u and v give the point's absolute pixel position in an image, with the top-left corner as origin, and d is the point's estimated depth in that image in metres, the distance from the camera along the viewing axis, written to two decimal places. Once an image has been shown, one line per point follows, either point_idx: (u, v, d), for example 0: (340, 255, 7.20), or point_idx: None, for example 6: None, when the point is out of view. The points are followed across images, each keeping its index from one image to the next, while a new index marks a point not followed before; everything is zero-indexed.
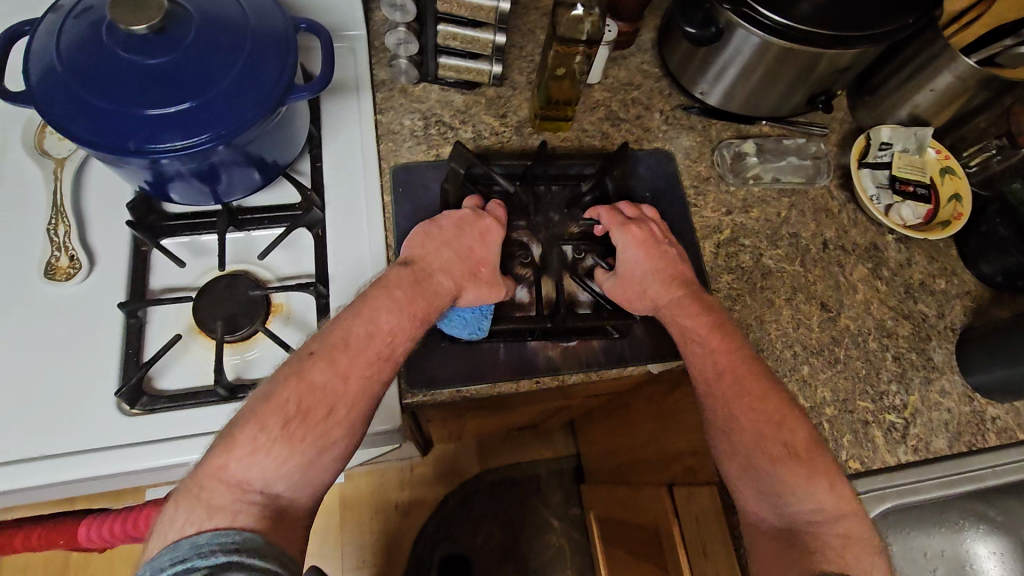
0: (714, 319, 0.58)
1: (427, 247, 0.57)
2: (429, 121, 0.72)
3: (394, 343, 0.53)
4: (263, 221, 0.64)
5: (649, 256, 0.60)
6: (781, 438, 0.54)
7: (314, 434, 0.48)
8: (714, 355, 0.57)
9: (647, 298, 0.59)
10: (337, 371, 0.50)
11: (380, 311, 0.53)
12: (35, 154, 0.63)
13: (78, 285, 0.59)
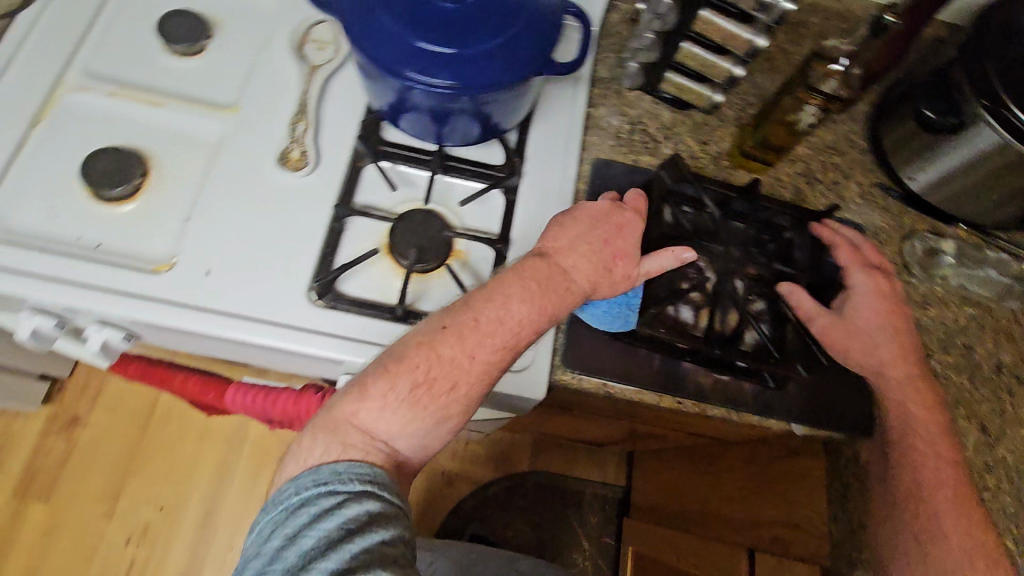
0: (931, 395, 0.61)
1: (564, 244, 0.58)
2: (636, 127, 0.74)
3: (518, 333, 0.54)
4: (465, 172, 0.68)
5: (885, 301, 0.63)
6: (961, 520, 0.57)
7: (438, 401, 0.51)
8: (919, 430, 0.60)
9: (869, 346, 0.62)
10: (466, 346, 0.52)
11: (512, 299, 0.54)
12: (296, 56, 0.70)
13: (303, 178, 0.65)
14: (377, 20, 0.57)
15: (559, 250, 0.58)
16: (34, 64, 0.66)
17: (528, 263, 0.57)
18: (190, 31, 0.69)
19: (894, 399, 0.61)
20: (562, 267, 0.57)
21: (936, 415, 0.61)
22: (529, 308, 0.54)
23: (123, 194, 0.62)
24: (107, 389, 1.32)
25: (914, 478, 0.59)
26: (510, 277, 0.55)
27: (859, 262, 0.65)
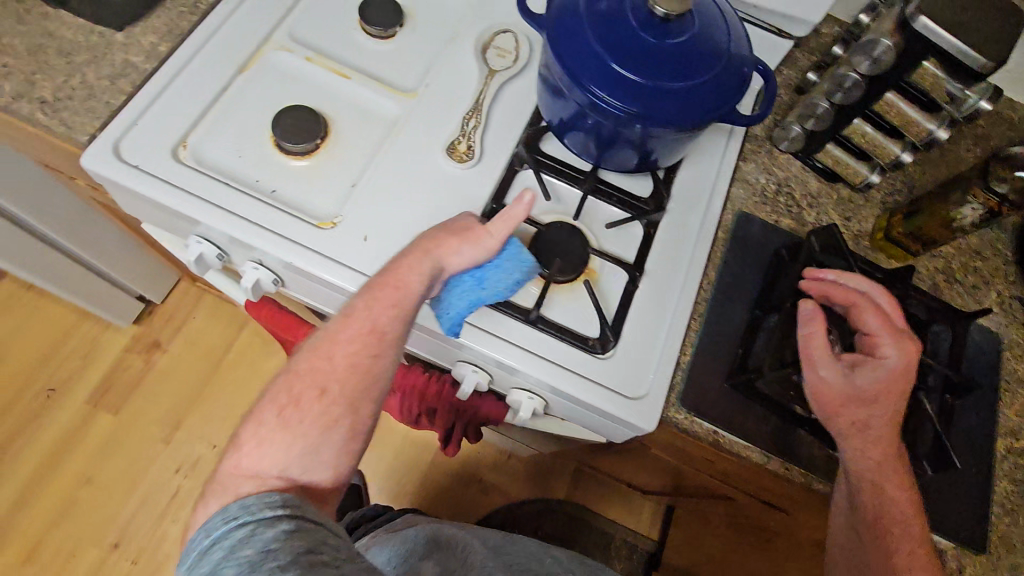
0: (908, 477, 0.58)
1: (455, 241, 0.59)
2: (782, 190, 0.75)
3: (398, 306, 0.56)
4: (612, 198, 0.70)
5: (902, 377, 0.56)
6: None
7: (319, 412, 0.54)
8: (903, 513, 0.57)
9: (869, 434, 0.56)
10: (338, 342, 0.56)
11: (386, 297, 0.56)
12: (478, 59, 0.75)
13: (464, 170, 0.69)
14: (581, 36, 0.60)
15: (449, 232, 0.60)
16: (249, 18, 0.71)
17: (384, 286, 0.57)
18: (389, 17, 0.75)
19: (852, 466, 0.57)
20: (455, 240, 0.59)
21: (898, 472, 0.57)
22: (392, 305, 0.57)
23: (304, 150, 0.67)
24: (190, 324, 1.39)
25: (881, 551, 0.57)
26: (372, 287, 0.57)
27: (890, 332, 0.57)
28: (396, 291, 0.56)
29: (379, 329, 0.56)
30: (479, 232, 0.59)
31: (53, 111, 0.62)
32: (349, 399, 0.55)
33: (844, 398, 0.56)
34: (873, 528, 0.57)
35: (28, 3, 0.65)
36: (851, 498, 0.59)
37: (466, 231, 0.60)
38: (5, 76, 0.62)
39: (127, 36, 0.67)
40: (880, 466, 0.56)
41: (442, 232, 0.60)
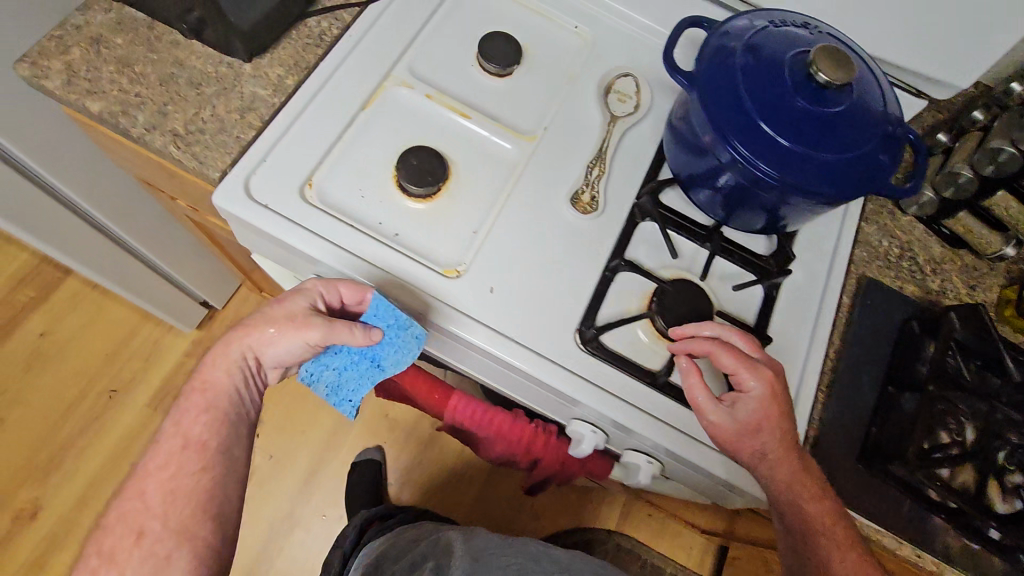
0: (818, 485, 0.57)
1: (264, 314, 0.61)
2: (905, 254, 0.73)
3: (193, 442, 0.60)
4: (735, 256, 0.69)
5: (773, 404, 0.57)
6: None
7: (145, 555, 0.55)
8: (835, 543, 0.57)
9: (752, 441, 0.57)
10: (151, 508, 0.57)
11: (184, 458, 0.60)
12: (599, 104, 0.73)
13: (587, 221, 0.68)
14: (733, 92, 0.59)
15: (268, 311, 0.61)
16: (371, 52, 0.70)
17: (223, 353, 0.61)
18: (509, 55, 0.73)
19: (786, 495, 0.57)
20: (258, 326, 0.61)
21: (815, 487, 0.57)
22: (280, 343, 0.60)
23: (427, 192, 0.66)
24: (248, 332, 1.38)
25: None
26: (184, 397, 0.62)
27: (738, 358, 0.58)
28: (228, 347, 0.61)
29: (196, 440, 0.61)
30: (313, 322, 0.59)
31: (185, 145, 0.61)
32: (174, 531, 0.57)
33: (737, 431, 0.57)
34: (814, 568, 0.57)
35: (160, 30, 0.64)
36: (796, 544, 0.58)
37: (281, 301, 0.61)
38: (139, 107, 0.61)
39: (254, 68, 0.65)
40: (796, 499, 0.57)
41: (272, 305, 0.61)
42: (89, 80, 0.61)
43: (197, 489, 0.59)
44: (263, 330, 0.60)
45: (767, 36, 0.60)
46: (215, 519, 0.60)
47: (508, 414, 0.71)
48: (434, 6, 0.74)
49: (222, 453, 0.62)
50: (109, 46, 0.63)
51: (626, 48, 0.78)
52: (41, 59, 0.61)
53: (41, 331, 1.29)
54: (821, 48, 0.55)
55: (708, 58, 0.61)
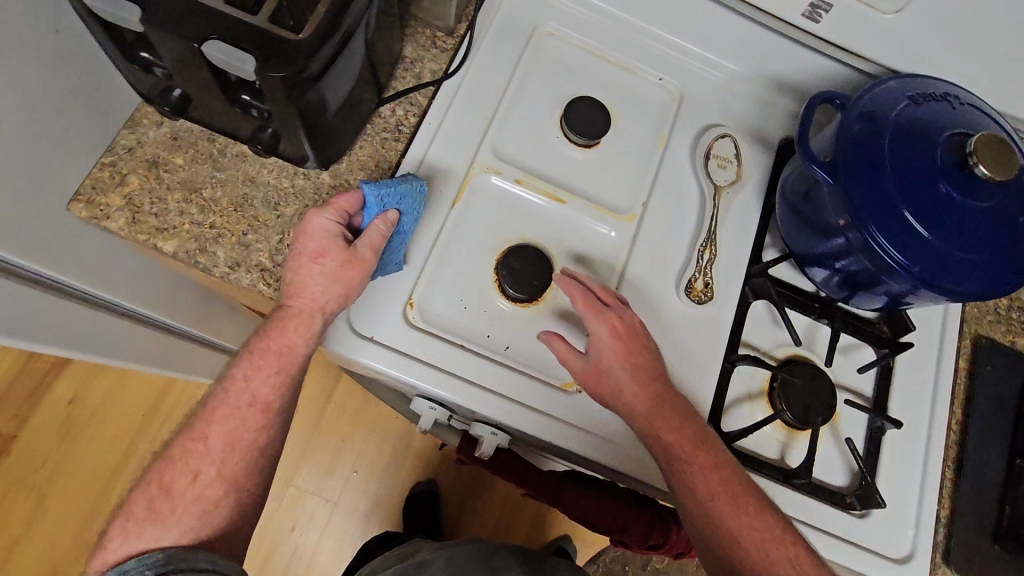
0: (677, 411, 0.55)
1: (315, 265, 0.51)
2: (1015, 305, 0.70)
3: (260, 401, 0.54)
4: (850, 329, 0.66)
5: (619, 344, 0.55)
6: (784, 560, 0.53)
7: (194, 498, 0.53)
8: (701, 474, 0.54)
9: (618, 391, 0.55)
10: (211, 453, 0.54)
11: (248, 415, 0.54)
12: (699, 171, 0.68)
13: (701, 311, 0.64)
14: (876, 175, 0.54)
15: (317, 267, 0.51)
16: (453, 138, 0.63)
17: (291, 311, 0.52)
18: (598, 124, 0.66)
19: (651, 435, 0.55)
20: (313, 268, 0.51)
21: (672, 415, 0.55)
22: (344, 288, 0.52)
23: (530, 298, 0.61)
24: None
25: (720, 528, 0.54)
26: (252, 354, 0.54)
27: (593, 308, 0.56)
28: (307, 300, 0.52)
29: (262, 400, 0.55)
30: (363, 255, 0.52)
31: (274, 280, 0.55)
32: (226, 480, 0.54)
33: (596, 381, 0.56)
34: (695, 507, 0.55)
35: (223, 142, 0.57)
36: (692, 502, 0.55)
37: (322, 256, 0.51)
38: (217, 241, 0.54)
39: (333, 176, 0.59)
40: (657, 438, 0.55)
41: (307, 256, 0.52)
42: (156, 215, 0.54)
43: (252, 458, 0.55)
44: (328, 284, 0.51)
45: (909, 114, 0.55)
46: (260, 471, 0.56)
47: (622, 501, 0.71)
48: (510, 73, 0.67)
49: (281, 417, 0.56)
50: (170, 169, 0.55)
51: (716, 100, 0.72)
52: (97, 195, 0.53)
53: (70, 398, 1.18)
54: (984, 136, 0.51)
55: (848, 134, 0.55)
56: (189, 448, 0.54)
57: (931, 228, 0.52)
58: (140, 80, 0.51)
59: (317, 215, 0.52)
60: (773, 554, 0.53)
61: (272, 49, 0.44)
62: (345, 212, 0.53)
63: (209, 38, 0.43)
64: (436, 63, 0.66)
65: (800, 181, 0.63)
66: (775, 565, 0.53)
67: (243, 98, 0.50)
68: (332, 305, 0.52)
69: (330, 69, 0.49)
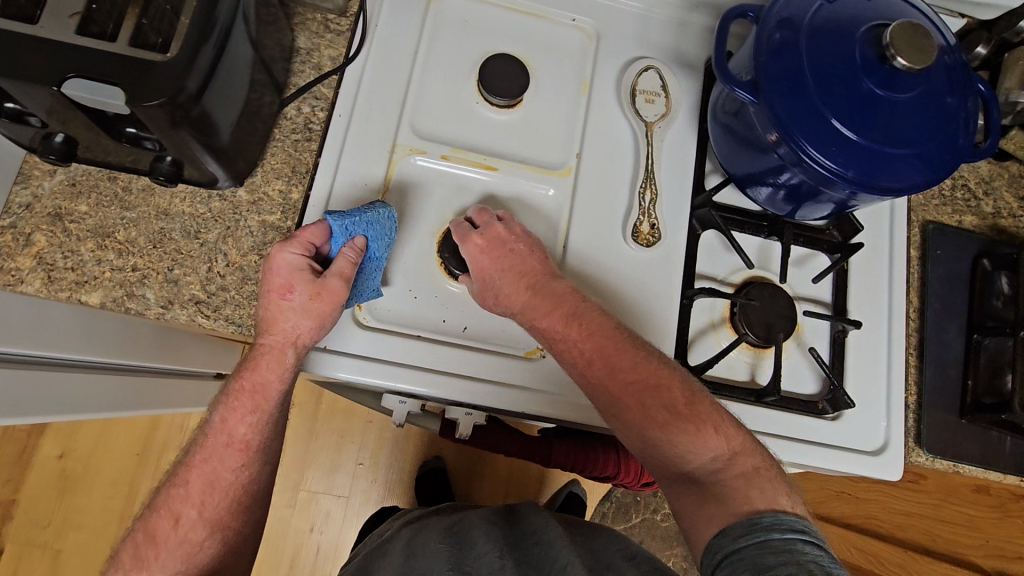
0: (551, 301, 0.56)
1: (284, 301, 0.52)
2: (957, 183, 0.71)
3: (238, 441, 0.53)
4: (799, 239, 0.66)
5: (486, 257, 0.57)
6: (660, 404, 0.52)
7: (178, 542, 0.52)
8: (574, 344, 0.54)
9: (499, 295, 0.57)
10: (191, 496, 0.52)
11: (226, 455, 0.53)
12: (628, 110, 0.66)
13: (651, 253, 0.64)
14: (800, 85, 0.52)
15: (287, 302, 0.51)
16: (368, 126, 0.60)
17: (264, 348, 0.53)
18: (515, 81, 0.63)
19: (530, 323, 0.56)
20: (284, 305, 0.52)
21: (543, 299, 0.56)
22: (317, 320, 0.52)
23: None
24: None
25: (602, 391, 0.53)
26: (229, 396, 0.54)
27: (459, 234, 0.58)
28: (280, 337, 0.52)
29: (241, 439, 0.54)
30: (334, 285, 0.52)
31: (212, 311, 0.53)
32: (209, 521, 0.53)
33: (482, 291, 0.58)
34: (579, 378, 0.55)
35: (125, 177, 0.54)
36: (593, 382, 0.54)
37: (290, 292, 0.52)
38: (143, 282, 0.52)
39: (250, 191, 0.56)
40: (533, 323, 0.56)
41: (275, 293, 0.52)
42: (73, 269, 0.51)
43: (236, 498, 0.54)
44: (300, 318, 0.52)
45: (821, 16, 0.53)
46: (247, 508, 0.55)
47: (610, 447, 0.72)
48: (415, 44, 0.64)
49: (263, 451, 0.55)
50: (76, 218, 0.52)
51: (634, 32, 0.69)
52: (5, 261, 0.50)
53: (59, 452, 1.16)
54: (899, 27, 0.50)
55: (767, 47, 0.53)
56: (160, 506, 0.53)
57: (861, 129, 0.51)
58: (20, 133, 0.48)
59: (283, 250, 0.52)
60: (649, 400, 0.52)
61: (139, 75, 0.41)
62: (310, 243, 0.53)
63: (68, 77, 0.40)
64: (333, 49, 0.62)
65: (729, 101, 0.61)
66: (654, 412, 0.52)
67: (129, 132, 0.47)
68: (307, 338, 0.53)
69: (213, 83, 0.46)
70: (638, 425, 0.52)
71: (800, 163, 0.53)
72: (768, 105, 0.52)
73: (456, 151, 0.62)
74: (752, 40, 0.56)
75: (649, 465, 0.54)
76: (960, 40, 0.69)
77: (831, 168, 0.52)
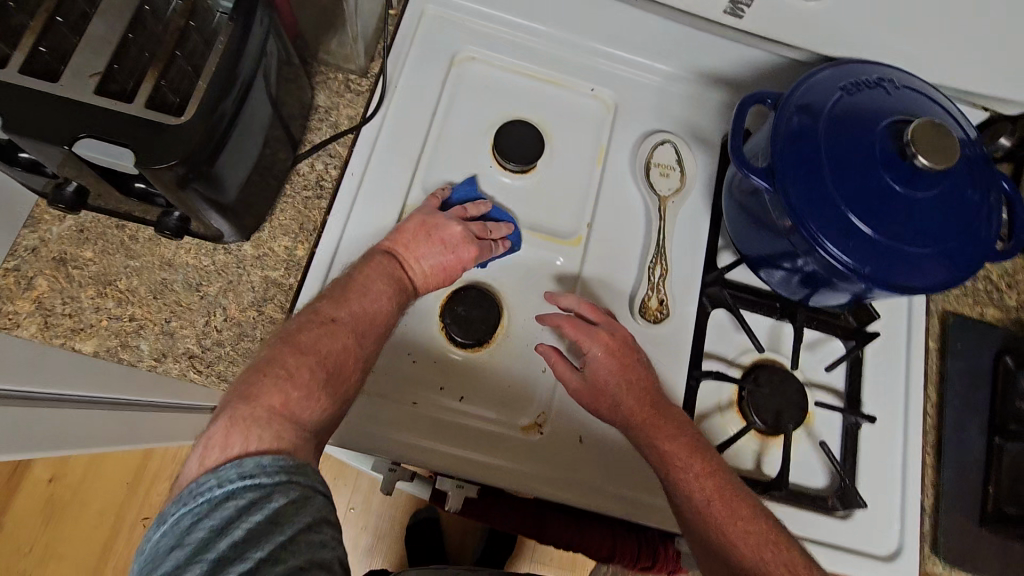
0: (675, 424, 0.54)
1: (430, 245, 0.55)
2: (978, 274, 0.69)
3: (381, 319, 0.50)
4: (812, 323, 0.64)
5: (613, 361, 0.55)
6: (781, 563, 0.47)
7: (339, 379, 0.45)
8: (695, 477, 0.51)
9: (616, 403, 0.55)
10: (348, 334, 0.47)
11: (370, 333, 0.49)
12: (641, 183, 0.65)
13: (658, 330, 0.62)
14: (815, 175, 0.51)
15: (437, 247, 0.55)
16: (379, 185, 0.61)
17: (385, 265, 0.53)
18: (530, 149, 0.63)
19: (646, 442, 0.54)
20: (426, 242, 0.55)
21: (666, 421, 0.54)
22: (447, 276, 0.56)
23: (481, 342, 0.59)
24: None
25: (710, 534, 0.49)
26: (368, 266, 0.52)
27: (578, 331, 0.56)
28: (412, 270, 0.55)
29: (379, 316, 0.50)
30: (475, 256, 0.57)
31: (205, 366, 0.52)
32: None
33: (591, 394, 0.56)
34: (685, 509, 0.51)
35: (133, 227, 0.54)
36: (704, 514, 0.50)
37: (442, 241, 0.55)
38: (139, 333, 0.52)
39: (256, 245, 0.56)
40: (653, 445, 0.53)
41: (428, 236, 0.55)
42: (70, 316, 0.51)
43: None
44: (439, 260, 0.55)
45: (840, 107, 0.53)
46: None
47: (603, 527, 0.67)
48: (434, 107, 0.64)
49: None
50: (79, 264, 0.52)
51: (652, 104, 0.69)
52: (4, 304, 0.50)
53: (50, 475, 1.14)
54: (921, 126, 0.48)
55: (784, 134, 0.52)
56: (343, 320, 0.47)
57: (878, 225, 0.50)
58: (33, 179, 0.48)
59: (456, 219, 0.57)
60: (767, 555, 0.47)
61: (152, 137, 0.41)
62: (488, 230, 0.58)
63: (79, 138, 0.40)
64: (352, 108, 0.63)
65: (744, 182, 0.60)
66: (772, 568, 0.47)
67: (138, 188, 0.47)
68: (420, 282, 0.55)
69: (227, 141, 0.46)
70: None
71: (814, 255, 0.52)
72: (783, 194, 0.51)
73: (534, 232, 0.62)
74: (769, 125, 0.55)
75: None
76: (984, 131, 0.68)
77: (846, 262, 0.50)
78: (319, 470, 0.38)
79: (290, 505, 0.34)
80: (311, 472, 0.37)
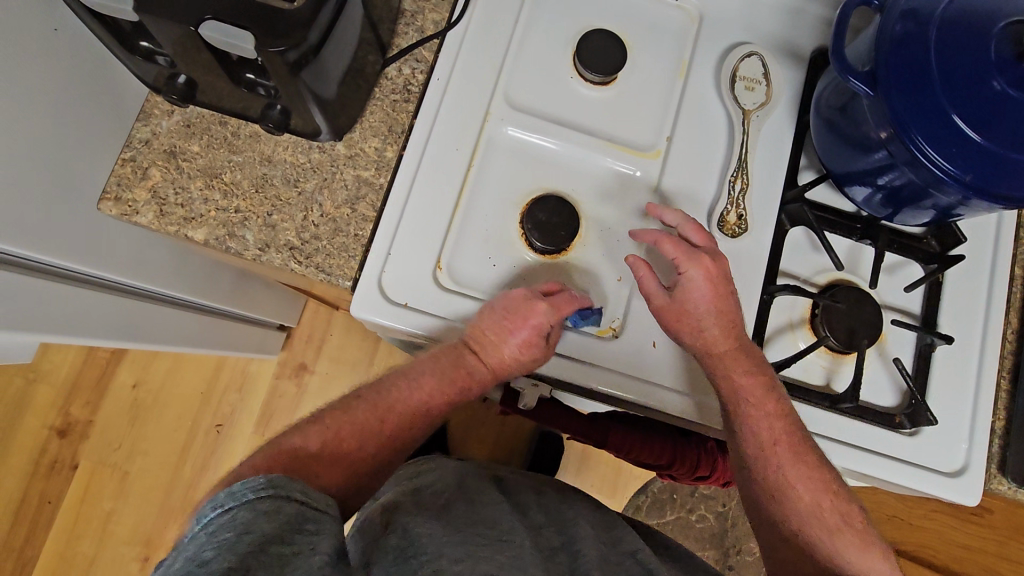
0: (750, 360, 0.55)
1: (487, 313, 0.54)
2: None
3: (423, 399, 0.53)
4: (893, 244, 0.63)
5: (711, 287, 0.54)
6: (835, 509, 0.54)
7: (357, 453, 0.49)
8: (766, 421, 0.54)
9: (704, 331, 0.54)
10: (385, 415, 0.52)
11: (403, 409, 0.53)
12: (725, 96, 0.64)
13: (735, 244, 0.62)
14: (923, 81, 0.49)
15: (494, 311, 0.54)
16: (462, 95, 0.61)
17: (446, 348, 0.55)
18: (613, 57, 0.62)
19: (721, 367, 0.55)
20: (488, 320, 0.54)
21: (745, 359, 0.55)
22: (511, 349, 0.54)
23: (560, 248, 0.59)
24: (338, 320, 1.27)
25: (771, 472, 0.55)
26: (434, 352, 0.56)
27: (681, 250, 0.55)
28: (486, 350, 0.54)
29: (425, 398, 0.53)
30: (539, 312, 0.53)
31: (305, 257, 0.55)
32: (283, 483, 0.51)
33: (671, 317, 0.55)
34: (748, 438, 0.55)
35: (235, 123, 0.56)
36: (760, 452, 0.55)
37: (500, 310, 0.54)
38: (244, 224, 0.55)
39: (348, 145, 0.58)
40: (730, 378, 0.55)
41: (490, 307, 0.54)
42: (182, 205, 0.55)
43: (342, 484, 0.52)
44: (498, 332, 0.53)
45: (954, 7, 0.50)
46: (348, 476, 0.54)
47: (666, 438, 0.74)
48: (515, 20, 0.64)
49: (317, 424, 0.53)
50: (188, 157, 0.55)
51: (741, 15, 0.67)
52: (123, 191, 0.54)
53: (133, 382, 1.23)
54: None
55: (889, 38, 0.50)
56: (377, 396, 0.53)
57: (985, 131, 0.48)
58: (146, 70, 0.51)
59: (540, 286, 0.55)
60: (825, 503, 0.54)
61: (269, 17, 0.42)
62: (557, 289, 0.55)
63: (204, 19, 0.42)
64: (436, 13, 0.63)
65: (836, 95, 0.59)
66: (825, 513, 0.54)
67: (247, 78, 0.49)
68: (491, 364, 0.55)
69: (332, 32, 0.47)
70: (800, 516, 0.55)
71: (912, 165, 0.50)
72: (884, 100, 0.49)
73: (611, 144, 0.62)
74: (872, 31, 0.53)
75: (771, 542, 0.58)
76: None
77: (946, 170, 0.48)
78: (295, 483, 0.39)
79: (256, 518, 0.35)
80: (285, 485, 0.38)
